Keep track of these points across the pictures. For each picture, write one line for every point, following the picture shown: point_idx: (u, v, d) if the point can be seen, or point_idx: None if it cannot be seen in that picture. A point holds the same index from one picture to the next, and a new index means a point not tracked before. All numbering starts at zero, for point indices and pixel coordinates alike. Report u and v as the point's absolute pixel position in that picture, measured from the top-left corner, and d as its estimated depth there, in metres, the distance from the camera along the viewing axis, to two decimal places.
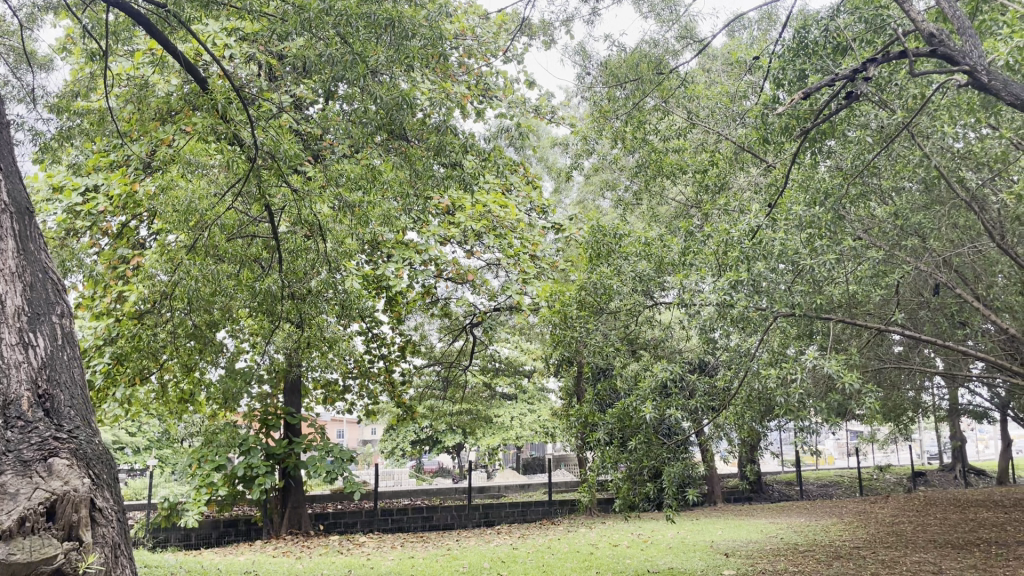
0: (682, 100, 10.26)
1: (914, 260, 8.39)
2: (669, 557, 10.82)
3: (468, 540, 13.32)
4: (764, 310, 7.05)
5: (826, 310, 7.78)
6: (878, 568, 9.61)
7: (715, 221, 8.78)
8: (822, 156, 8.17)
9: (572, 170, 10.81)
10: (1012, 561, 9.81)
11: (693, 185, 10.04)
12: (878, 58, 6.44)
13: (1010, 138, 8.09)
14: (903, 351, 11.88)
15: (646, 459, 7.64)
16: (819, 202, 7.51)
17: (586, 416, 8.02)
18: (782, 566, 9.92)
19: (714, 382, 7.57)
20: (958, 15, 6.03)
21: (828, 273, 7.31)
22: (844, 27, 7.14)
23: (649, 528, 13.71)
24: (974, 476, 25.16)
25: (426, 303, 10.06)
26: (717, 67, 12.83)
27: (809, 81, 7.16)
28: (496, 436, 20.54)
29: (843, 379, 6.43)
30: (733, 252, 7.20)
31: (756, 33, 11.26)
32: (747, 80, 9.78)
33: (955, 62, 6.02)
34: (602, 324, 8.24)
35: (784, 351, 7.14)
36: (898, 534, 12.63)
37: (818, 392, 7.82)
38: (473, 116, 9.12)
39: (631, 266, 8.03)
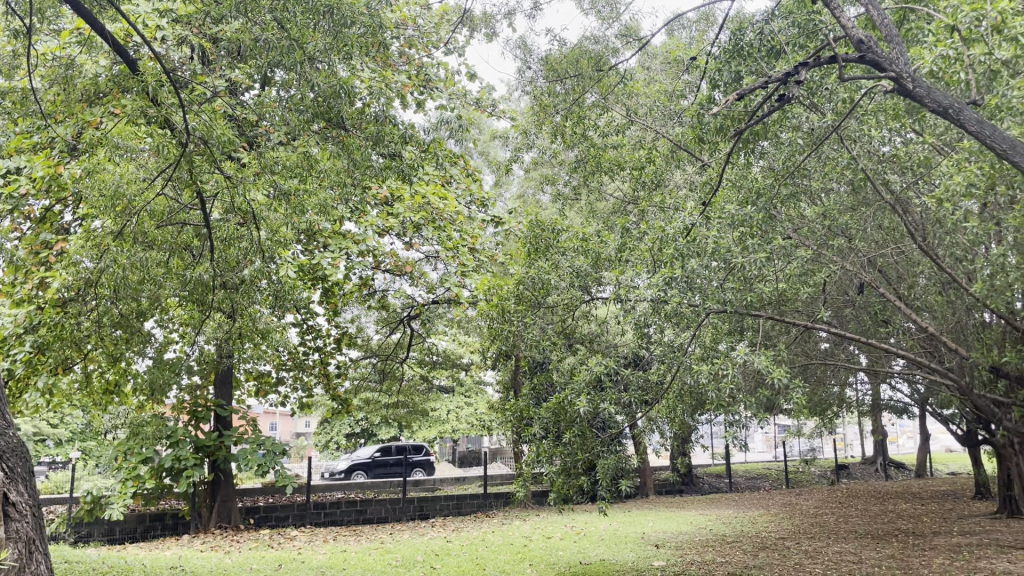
0: (621, 97, 10.37)
1: (840, 261, 8.66)
2: (601, 549, 10.97)
3: (401, 533, 13.28)
4: (696, 307, 7.24)
5: (757, 307, 7.91)
6: (802, 558, 9.92)
7: (651, 218, 8.92)
8: (756, 156, 8.37)
9: (512, 164, 10.80)
10: (927, 550, 10.24)
11: (631, 182, 10.18)
12: (810, 62, 6.59)
13: (934, 144, 8.35)
14: (829, 347, 12.25)
15: (581, 453, 7.66)
16: (751, 201, 7.72)
17: (522, 411, 8.05)
18: (710, 556, 10.16)
19: (648, 377, 7.69)
20: (886, 23, 6.18)
21: (759, 272, 7.52)
22: (777, 31, 7.34)
23: (582, 520, 13.88)
24: (893, 469, 26.16)
25: (363, 295, 9.95)
26: (655, 67, 12.98)
27: (744, 83, 7.32)
28: (433, 428, 20.43)
29: (772, 374, 6.62)
30: (668, 249, 7.32)
31: (692, 35, 11.45)
32: (685, 79, 9.94)
33: (882, 68, 6.19)
34: (540, 318, 8.25)
35: (715, 346, 7.26)
36: (821, 525, 13.07)
37: (747, 387, 7.99)
38: (413, 106, 9.06)
39: (568, 261, 8.10)
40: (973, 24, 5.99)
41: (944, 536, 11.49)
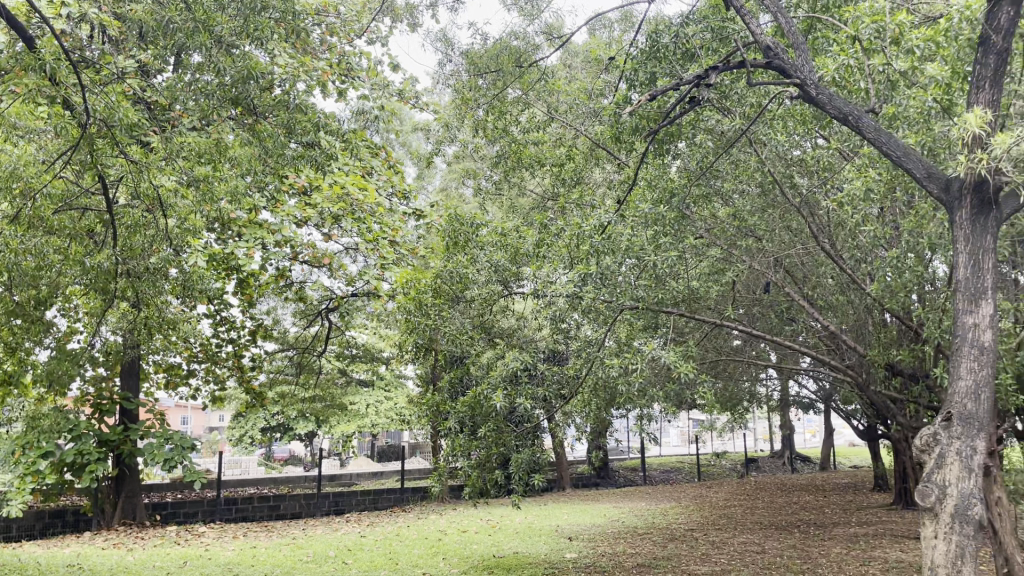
0: (542, 94, 10.44)
1: (749, 260, 8.91)
2: (515, 542, 11.06)
3: (314, 529, 13.09)
4: (611, 302, 7.40)
5: (669, 303, 8.07)
6: (709, 549, 10.21)
7: (570, 214, 9.02)
8: (672, 156, 8.55)
9: (434, 156, 10.72)
10: (827, 540, 10.67)
11: (551, 178, 10.22)
12: (720, 66, 6.76)
13: (839, 150, 8.68)
14: (740, 345, 12.61)
15: (495, 447, 7.70)
16: (665, 201, 7.98)
17: (438, 405, 8.01)
18: (621, 548, 10.34)
19: (563, 371, 7.77)
20: (792, 31, 6.37)
21: (671, 269, 7.69)
22: (691, 35, 7.48)
23: (498, 514, 13.95)
24: (800, 462, 27.19)
25: (280, 287, 9.71)
26: (577, 66, 13.08)
27: (659, 85, 7.44)
28: (351, 423, 20.15)
29: (680, 369, 6.79)
30: (584, 245, 7.40)
31: (613, 35, 11.58)
32: (605, 78, 10.06)
33: (787, 74, 6.38)
34: (458, 312, 8.22)
35: (629, 342, 7.42)
36: (728, 517, 13.48)
37: (657, 381, 8.08)
38: (331, 95, 8.90)
39: (486, 255, 8.10)
40: (874, 36, 6.25)
41: (843, 526, 11.99)
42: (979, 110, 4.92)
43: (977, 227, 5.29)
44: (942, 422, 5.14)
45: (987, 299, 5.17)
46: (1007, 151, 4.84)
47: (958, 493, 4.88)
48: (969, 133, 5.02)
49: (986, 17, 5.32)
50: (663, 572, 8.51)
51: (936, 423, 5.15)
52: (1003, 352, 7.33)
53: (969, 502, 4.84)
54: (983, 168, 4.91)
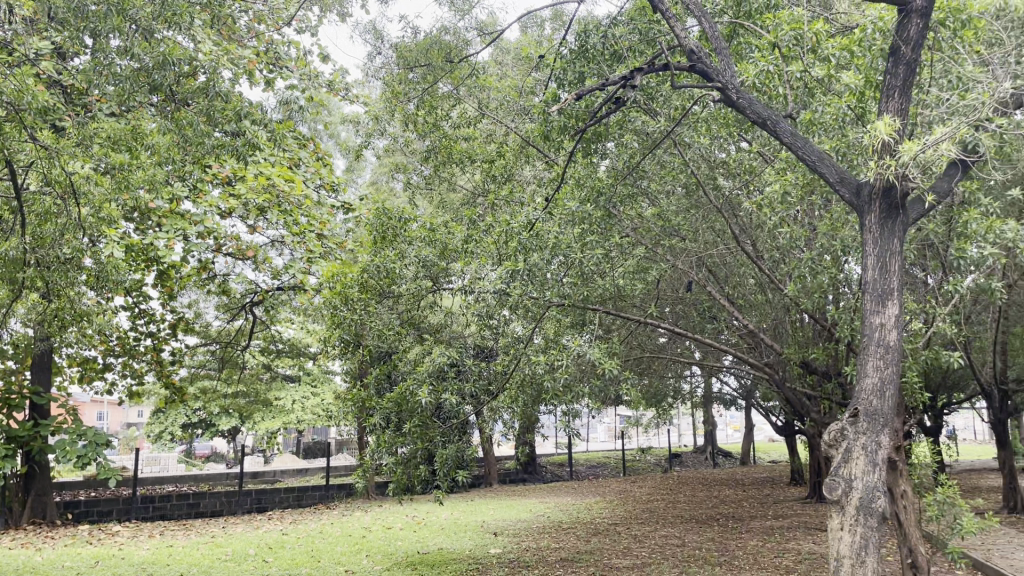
0: (473, 90, 10.42)
1: (673, 259, 9.08)
2: (440, 538, 11.03)
3: (235, 527, 12.80)
4: (537, 299, 7.44)
5: (595, 301, 8.17)
6: (631, 542, 10.38)
7: (498, 211, 9.03)
8: (600, 156, 8.66)
9: (362, 149, 10.59)
10: (744, 533, 10.97)
11: (481, 175, 10.21)
12: (645, 68, 6.86)
13: (760, 153, 8.92)
14: (665, 342, 12.85)
15: (420, 443, 7.65)
16: (592, 199, 8.11)
17: (363, 401, 7.93)
18: (546, 543, 10.42)
19: (489, 367, 7.79)
20: (715, 36, 6.48)
21: (597, 266, 7.79)
22: (619, 36, 7.57)
23: (424, 510, 13.90)
24: (722, 457, 27.85)
25: (201, 279, 9.45)
26: (508, 63, 13.12)
27: (587, 84, 7.54)
28: (276, 420, 19.78)
29: (603, 365, 6.88)
30: (511, 242, 7.42)
31: (544, 33, 11.64)
32: (536, 76, 10.11)
33: (709, 79, 6.51)
34: (385, 307, 8.15)
35: (556, 338, 7.50)
36: (651, 511, 13.72)
37: (583, 377, 8.17)
38: (257, 84, 8.71)
39: (414, 251, 8.06)
40: (792, 44, 6.44)
41: (760, 520, 12.35)
42: (888, 117, 5.11)
43: (885, 231, 5.51)
44: (849, 418, 5.33)
45: (894, 299, 5.38)
46: (913, 157, 5.05)
47: (863, 486, 5.07)
48: (878, 139, 5.21)
49: (897, 28, 5.54)
50: (586, 566, 8.61)
51: (844, 419, 5.35)
52: (909, 351, 7.65)
53: (873, 494, 5.03)
54: (891, 173, 5.11)
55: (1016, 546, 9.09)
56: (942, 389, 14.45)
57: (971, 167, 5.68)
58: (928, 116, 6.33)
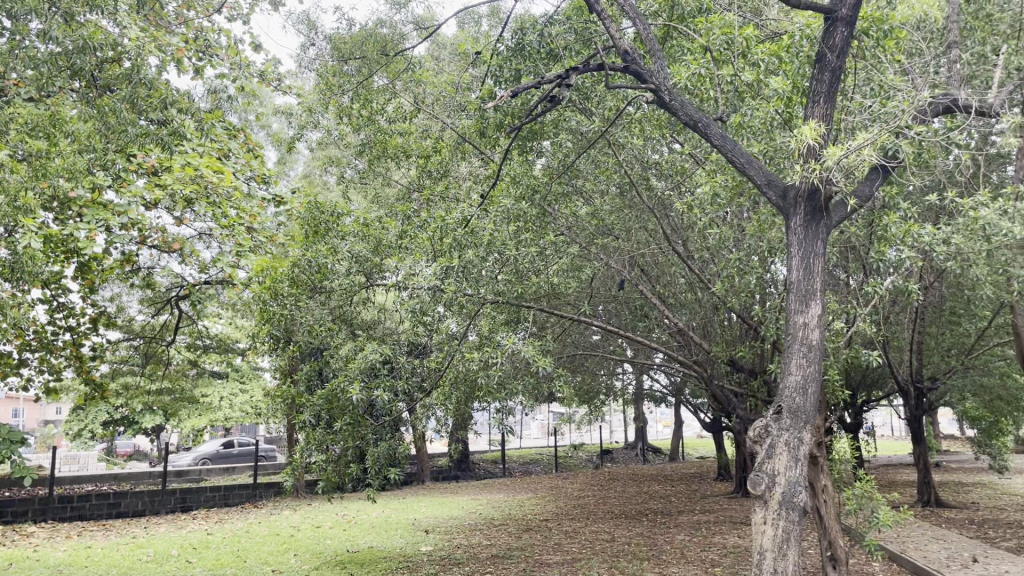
0: (409, 85, 10.33)
1: (607, 258, 9.16)
2: (371, 536, 10.92)
3: (158, 527, 12.42)
4: (472, 297, 7.44)
5: (529, 298, 8.19)
6: (562, 538, 10.47)
7: (433, 207, 8.97)
8: (535, 154, 8.69)
9: (295, 141, 10.38)
10: (672, 528, 11.17)
11: (416, 169, 10.12)
12: (580, 67, 6.88)
13: (692, 155, 9.08)
14: (597, 340, 12.96)
15: (351, 440, 7.55)
16: (527, 197, 8.20)
17: (293, 398, 7.77)
18: (477, 540, 10.43)
19: (423, 364, 7.74)
20: (649, 37, 6.54)
21: (532, 264, 7.81)
22: (556, 36, 7.60)
23: (355, 508, 13.74)
24: (652, 452, 28.29)
25: (124, 272, 9.13)
26: (445, 59, 13.06)
27: (523, 82, 7.52)
28: (202, 417, 19.26)
29: (537, 362, 6.91)
30: (446, 239, 7.38)
31: (481, 29, 11.61)
32: (473, 72, 10.08)
33: (643, 80, 6.57)
34: (316, 303, 8.01)
35: (490, 335, 7.51)
36: (582, 506, 13.86)
37: (516, 375, 8.20)
38: (185, 72, 8.44)
39: (347, 246, 7.94)
40: (724, 48, 6.56)
41: (687, 514, 12.59)
42: (814, 123, 5.25)
43: (809, 233, 5.67)
44: (773, 415, 5.47)
45: (816, 300, 5.54)
46: (837, 162, 5.21)
47: (786, 481, 5.21)
48: (804, 144, 5.35)
49: (824, 36, 5.70)
50: (517, 562, 8.64)
51: (768, 416, 5.48)
52: (832, 350, 7.90)
53: (795, 490, 5.18)
54: (816, 177, 5.25)
55: (929, 538, 9.48)
56: (862, 387, 14.97)
57: (890, 173, 5.89)
58: (852, 122, 6.53)
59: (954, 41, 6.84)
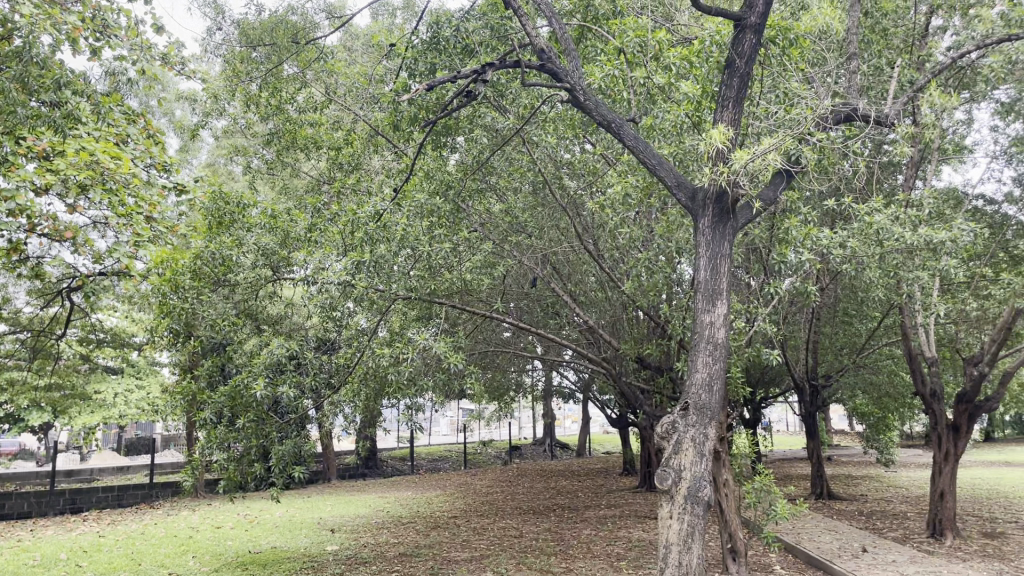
0: (320, 74, 10.09)
1: (519, 256, 9.18)
2: (274, 536, 10.65)
3: (44, 530, 11.78)
4: (383, 293, 7.35)
5: (442, 294, 8.12)
6: (470, 535, 10.45)
7: (344, 200, 8.79)
8: (449, 149, 8.63)
9: (198, 129, 9.99)
10: (579, 523, 11.32)
11: (327, 161, 9.93)
12: (496, 63, 6.84)
13: (604, 155, 9.19)
14: (508, 337, 12.99)
15: (255, 438, 7.33)
16: (441, 192, 8.20)
17: (193, 395, 7.48)
18: (384, 538, 10.30)
19: (331, 360, 7.59)
20: (564, 37, 6.58)
21: (445, 260, 7.75)
22: (472, 31, 7.56)
23: (257, 508, 13.38)
24: (559, 449, 28.61)
25: (10, 261, 8.60)
26: (357, 50, 12.86)
27: (437, 76, 7.47)
28: (95, 415, 18.37)
29: (449, 359, 6.86)
30: (358, 233, 7.24)
31: (395, 22, 11.51)
32: (386, 64, 9.93)
33: (558, 79, 6.59)
34: (219, 297, 7.73)
35: (401, 331, 7.42)
36: (490, 503, 13.87)
37: (426, 371, 8.13)
38: (81, 52, 8.01)
39: (253, 238, 7.69)
40: (637, 51, 6.65)
41: (594, 509, 12.77)
42: (722, 127, 5.37)
43: (717, 234, 5.81)
44: (680, 412, 5.58)
45: (722, 299, 5.69)
46: (744, 166, 5.35)
47: (691, 476, 5.33)
48: (713, 147, 5.47)
49: (733, 42, 5.84)
50: (424, 560, 8.57)
51: (675, 412, 5.58)
52: (735, 348, 8.14)
53: (700, 484, 5.31)
54: (724, 180, 5.38)
55: (822, 529, 9.90)
56: (761, 384, 15.52)
57: (793, 177, 6.09)
58: (757, 127, 6.74)
59: (853, 53, 7.14)
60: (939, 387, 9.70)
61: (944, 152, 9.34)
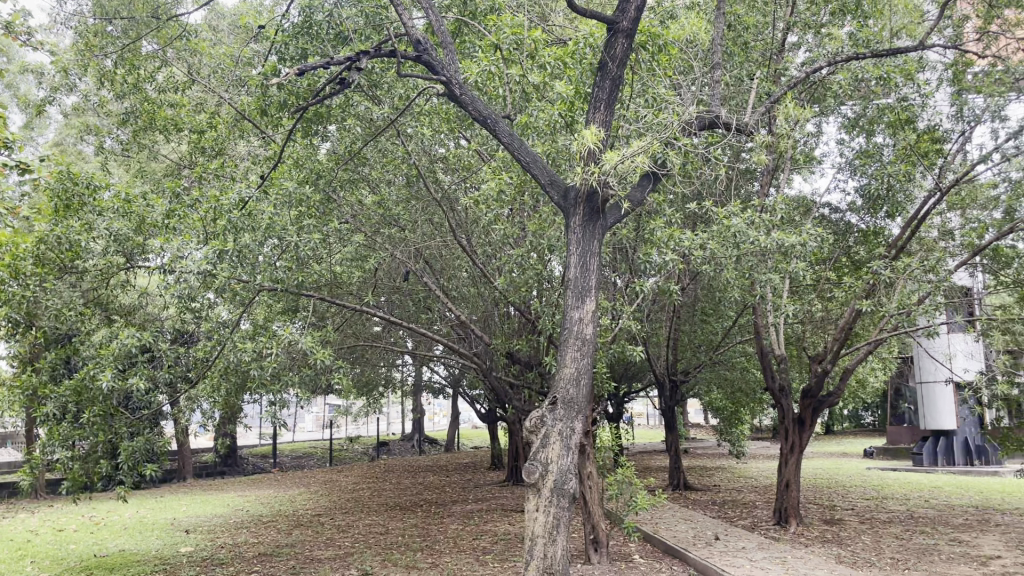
0: (182, 53, 9.59)
1: (391, 248, 9.06)
2: (123, 538, 10.06)
3: None
4: (247, 284, 7.07)
5: (309, 287, 7.90)
6: (333, 533, 10.25)
7: (206, 186, 8.39)
8: (320, 138, 8.40)
9: (45, 104, 9.28)
10: (445, 518, 11.31)
11: (189, 145, 9.46)
12: (371, 52, 6.69)
13: (478, 151, 9.19)
14: (378, 332, 12.82)
15: (102, 435, 6.88)
16: (311, 181, 8.03)
17: (33, 389, 6.94)
18: (242, 538, 9.95)
19: (189, 353, 7.23)
20: (440, 29, 6.53)
21: (314, 252, 7.57)
22: (347, 18, 7.37)
23: (104, 509, 12.62)
24: (428, 443, 28.56)
25: None
26: (223, 30, 12.31)
27: (309, 62, 7.23)
28: None
29: (316, 354, 6.69)
30: (220, 221, 6.92)
31: (264, 4, 11.11)
32: (255, 47, 9.55)
33: (434, 71, 6.53)
34: (65, 284, 7.21)
35: (266, 324, 7.17)
36: (355, 499, 13.65)
37: (290, 366, 7.90)
38: None
39: (105, 223, 7.21)
40: (513, 48, 6.69)
41: (461, 504, 12.81)
42: (594, 127, 5.48)
43: (586, 233, 5.93)
44: (547, 407, 5.65)
45: (590, 296, 5.81)
46: (614, 167, 5.48)
47: (557, 470, 5.41)
48: (585, 147, 5.57)
49: (606, 46, 5.96)
50: (285, 560, 8.32)
51: (543, 406, 5.65)
52: (601, 344, 8.34)
53: (566, 478, 5.40)
54: (594, 179, 5.49)
55: (678, 519, 10.33)
56: (626, 379, 16.01)
57: (660, 180, 6.29)
58: (627, 130, 6.91)
59: (717, 62, 7.45)
60: (786, 382, 10.30)
61: (797, 162, 9.93)
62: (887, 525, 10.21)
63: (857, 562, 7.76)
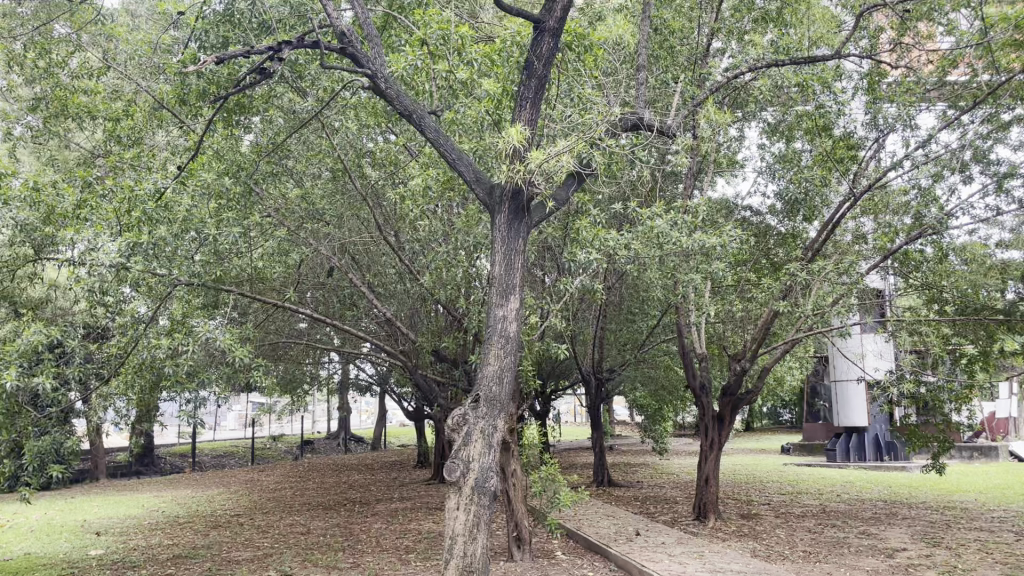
0: (96, 38, 9.22)
1: (315, 243, 8.89)
2: (27, 542, 9.61)
3: None
4: (163, 278, 6.83)
5: (229, 282, 7.70)
6: (253, 533, 10.01)
7: (120, 176, 8.08)
8: (243, 130, 8.19)
9: None
10: (368, 517, 11.19)
11: (103, 133, 9.10)
12: (294, 42, 6.54)
13: (405, 146, 9.10)
14: (302, 328, 12.58)
15: (6, 432, 6.47)
16: (232, 173, 7.78)
17: None
18: (157, 540, 9.63)
19: (100, 348, 6.95)
20: (367, 22, 6.44)
21: (234, 246, 7.37)
22: (270, 7, 7.19)
23: (9, 512, 12.04)
24: (354, 442, 28.21)
25: None
26: (142, 16, 11.90)
27: (230, 50, 7.02)
28: None
29: (234, 351, 6.51)
30: (133, 211, 6.66)
31: None
32: (174, 33, 9.26)
33: (359, 64, 6.43)
34: None
35: (183, 319, 6.95)
36: (277, 499, 13.38)
37: (207, 362, 7.67)
38: None
39: (10, 211, 6.87)
40: (440, 43, 6.64)
41: (385, 503, 12.69)
42: (520, 125, 5.49)
43: (511, 231, 5.94)
44: (470, 404, 5.63)
45: (514, 294, 5.82)
46: (539, 166, 5.50)
47: (479, 467, 5.40)
48: (511, 145, 5.58)
49: (532, 44, 5.97)
50: (201, 562, 8.10)
51: (466, 404, 5.63)
52: (526, 342, 8.36)
53: (487, 475, 5.40)
54: (519, 177, 5.51)
55: (601, 515, 10.45)
56: (552, 377, 16.12)
57: (584, 179, 6.35)
58: (553, 129, 6.95)
59: (643, 65, 7.53)
60: (707, 380, 10.52)
61: (719, 165, 10.15)
62: (801, 519, 10.54)
63: (771, 555, 7.99)
